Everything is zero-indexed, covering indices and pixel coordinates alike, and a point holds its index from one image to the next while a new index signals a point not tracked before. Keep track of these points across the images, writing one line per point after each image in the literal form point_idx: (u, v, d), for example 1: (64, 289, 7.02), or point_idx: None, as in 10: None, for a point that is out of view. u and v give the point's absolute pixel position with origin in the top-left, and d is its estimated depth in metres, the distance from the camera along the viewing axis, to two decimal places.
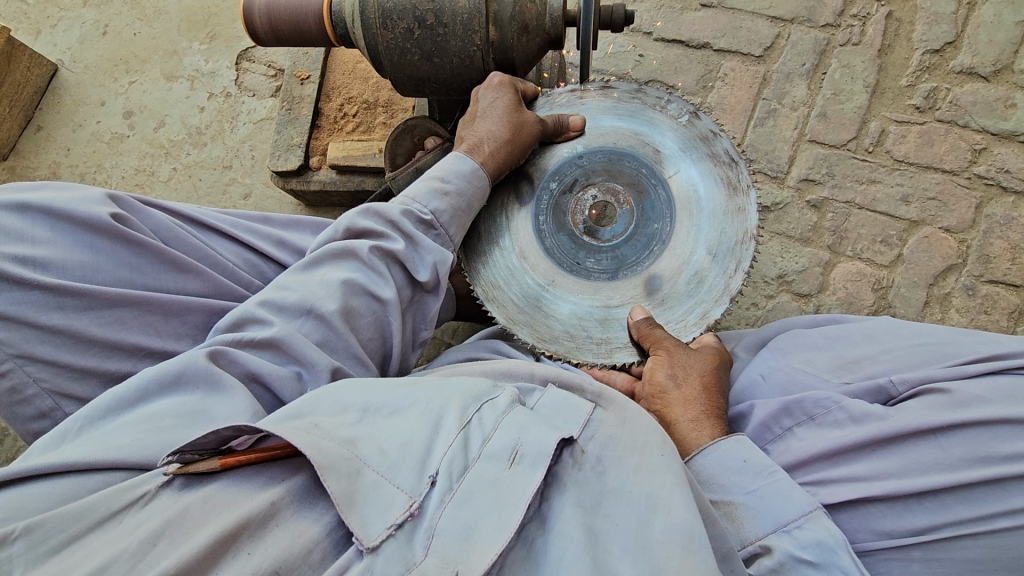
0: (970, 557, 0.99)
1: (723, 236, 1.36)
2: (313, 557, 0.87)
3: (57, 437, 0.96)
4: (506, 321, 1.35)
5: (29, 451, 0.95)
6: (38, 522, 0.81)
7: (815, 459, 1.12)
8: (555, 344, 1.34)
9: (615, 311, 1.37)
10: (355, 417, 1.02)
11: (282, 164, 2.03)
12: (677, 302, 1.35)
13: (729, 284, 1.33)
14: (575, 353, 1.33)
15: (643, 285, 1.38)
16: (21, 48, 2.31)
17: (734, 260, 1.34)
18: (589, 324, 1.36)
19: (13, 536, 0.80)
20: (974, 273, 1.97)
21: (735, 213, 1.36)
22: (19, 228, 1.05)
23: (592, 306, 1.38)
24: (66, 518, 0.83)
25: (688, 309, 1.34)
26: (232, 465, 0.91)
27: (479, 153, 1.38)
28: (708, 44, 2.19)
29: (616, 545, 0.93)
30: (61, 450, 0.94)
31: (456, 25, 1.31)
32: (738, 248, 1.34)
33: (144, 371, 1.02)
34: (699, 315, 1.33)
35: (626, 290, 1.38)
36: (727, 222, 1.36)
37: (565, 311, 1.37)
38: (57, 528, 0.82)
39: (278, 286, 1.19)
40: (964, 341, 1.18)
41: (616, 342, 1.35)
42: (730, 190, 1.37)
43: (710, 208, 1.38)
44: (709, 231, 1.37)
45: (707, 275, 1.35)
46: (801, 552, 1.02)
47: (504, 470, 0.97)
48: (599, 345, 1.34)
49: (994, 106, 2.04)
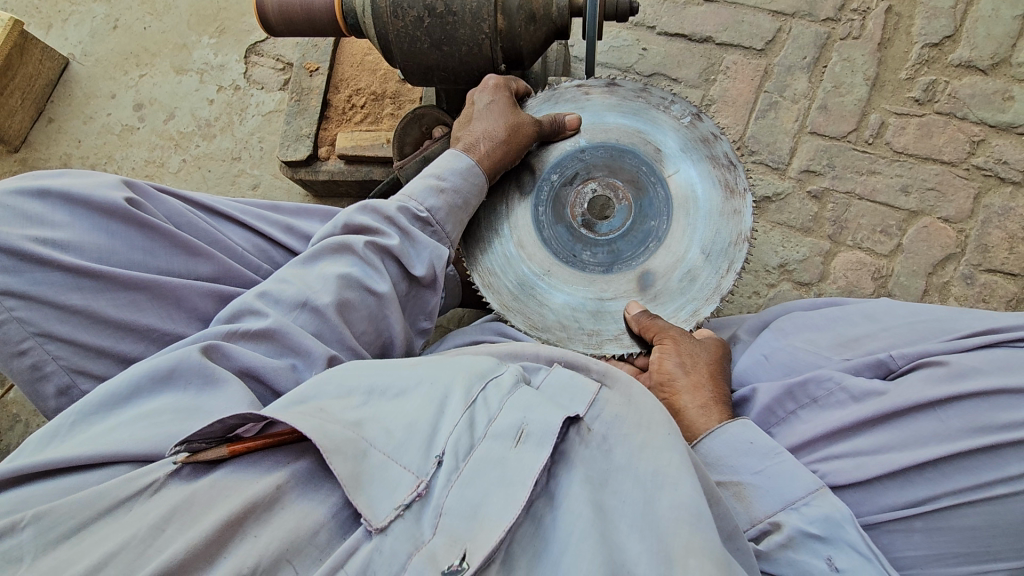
0: (968, 525, 1.00)
1: (718, 236, 1.38)
2: (319, 538, 0.89)
3: (53, 429, 0.97)
4: (500, 308, 1.39)
5: (21, 448, 0.96)
6: (45, 511, 0.84)
7: (818, 439, 1.14)
8: (546, 332, 1.37)
9: (607, 304, 1.40)
10: (360, 400, 1.04)
11: (291, 154, 2.06)
12: (669, 299, 1.38)
13: (720, 284, 1.36)
14: (566, 343, 1.36)
15: (637, 281, 1.41)
16: (33, 42, 2.34)
17: (727, 260, 1.37)
18: (581, 315, 1.39)
19: (21, 524, 0.83)
20: (972, 262, 2.00)
21: (731, 215, 1.38)
22: (39, 212, 1.07)
23: (585, 297, 1.41)
24: (73, 507, 0.85)
25: (679, 306, 1.37)
26: (240, 452, 0.93)
27: (475, 153, 1.40)
28: (711, 37, 2.22)
29: (622, 520, 0.96)
30: (57, 445, 0.95)
31: (465, 14, 1.34)
32: (731, 249, 1.37)
33: (136, 367, 1.03)
34: (690, 312, 1.36)
35: (619, 284, 1.41)
36: (723, 223, 1.39)
37: (559, 301, 1.40)
38: (64, 517, 0.84)
39: (277, 279, 1.21)
40: (961, 318, 1.20)
41: (606, 334, 1.37)
42: (727, 192, 1.39)
43: (707, 209, 1.40)
44: (705, 231, 1.39)
45: (700, 274, 1.38)
46: (808, 527, 1.04)
47: (510, 449, 0.99)
48: (589, 335, 1.38)
49: (992, 99, 2.07)
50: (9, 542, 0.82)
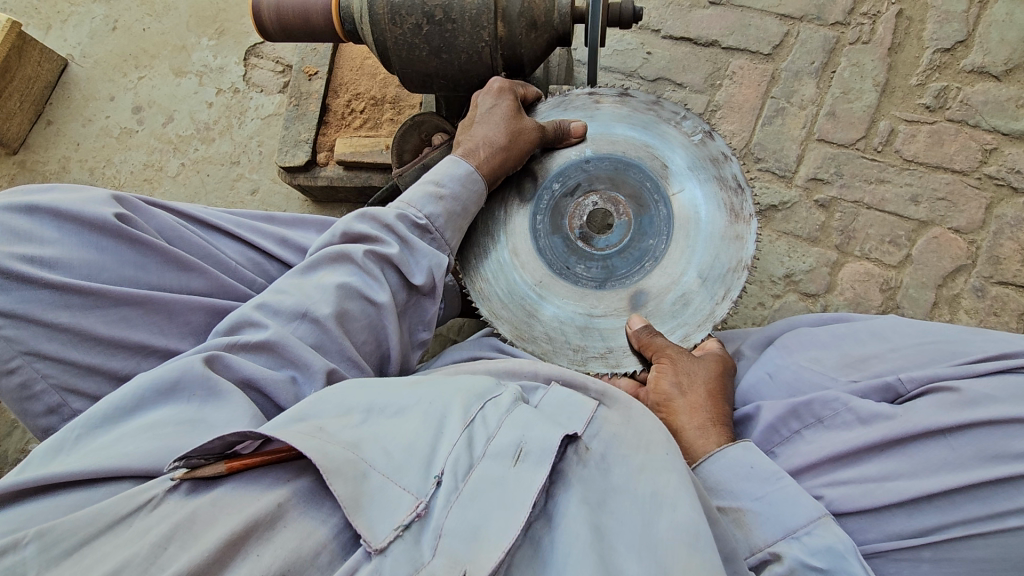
0: (978, 557, 0.98)
1: (717, 261, 1.35)
2: (321, 559, 0.86)
3: (55, 445, 0.94)
4: (488, 315, 1.37)
5: (26, 461, 0.93)
6: (49, 526, 0.80)
7: (822, 462, 1.12)
8: (532, 343, 1.35)
9: (596, 320, 1.37)
10: (360, 418, 1.01)
11: (290, 160, 2.04)
12: (659, 321, 1.35)
13: (714, 311, 1.33)
14: (550, 356, 1.34)
15: (629, 299, 1.38)
16: (32, 43, 2.33)
17: (724, 287, 1.34)
18: (569, 329, 1.37)
19: (25, 540, 0.79)
20: (983, 274, 1.96)
21: (733, 240, 1.35)
22: (26, 228, 1.05)
23: (575, 311, 1.38)
24: (77, 522, 0.82)
25: (670, 330, 1.34)
26: (239, 468, 0.90)
27: (475, 158, 1.37)
28: (717, 41, 2.18)
29: (622, 542, 0.92)
30: (58, 461, 0.92)
31: (465, 21, 1.31)
32: (729, 275, 1.34)
33: (140, 378, 1.01)
34: (680, 337, 1.33)
35: (611, 301, 1.39)
36: (724, 248, 1.35)
37: (548, 313, 1.38)
38: (68, 533, 0.81)
39: (275, 290, 1.18)
40: (972, 340, 1.17)
41: (592, 351, 1.35)
42: (731, 216, 1.36)
43: (708, 232, 1.37)
44: (704, 255, 1.36)
45: (694, 298, 1.35)
46: (810, 558, 1.01)
47: (509, 467, 0.97)
48: (575, 351, 1.35)
49: (1006, 106, 2.02)
50: (12, 558, 0.79)
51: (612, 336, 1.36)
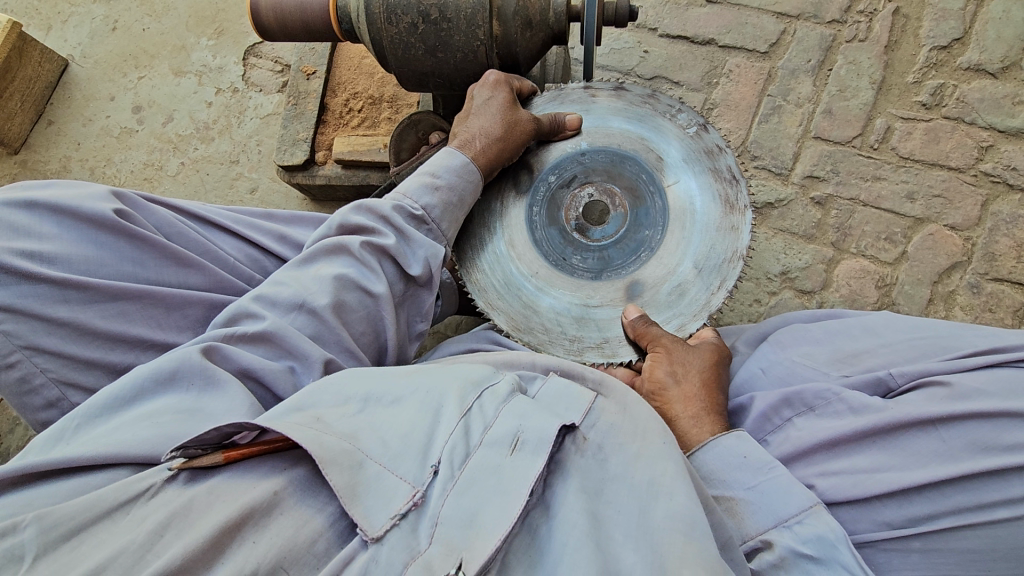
0: (967, 547, 0.99)
1: (712, 252, 1.36)
2: (317, 547, 0.87)
3: (56, 434, 0.95)
4: (485, 307, 1.38)
5: (29, 448, 0.94)
6: (48, 510, 0.81)
7: (815, 451, 1.12)
8: (528, 334, 1.36)
9: (593, 311, 1.38)
10: (357, 408, 1.02)
11: (288, 159, 2.05)
12: (655, 311, 1.36)
13: (709, 301, 1.33)
14: (546, 347, 1.34)
15: (625, 290, 1.39)
16: (32, 44, 2.34)
17: (719, 277, 1.34)
18: (565, 320, 1.37)
19: (24, 523, 0.80)
20: (978, 271, 1.96)
21: (728, 231, 1.35)
22: (25, 224, 1.06)
23: (571, 303, 1.39)
24: (77, 508, 0.82)
25: (665, 321, 1.35)
26: (236, 458, 0.91)
27: (472, 149, 1.38)
28: (714, 40, 2.19)
29: (618, 531, 0.93)
30: (59, 448, 0.93)
31: (460, 19, 1.32)
32: (725, 266, 1.34)
33: (139, 368, 1.02)
34: (676, 327, 1.34)
35: (607, 292, 1.39)
36: (719, 239, 1.36)
37: (544, 304, 1.39)
38: (66, 517, 0.81)
39: (272, 282, 1.19)
40: (965, 335, 1.18)
41: (588, 342, 1.36)
42: (727, 207, 1.37)
43: (703, 224, 1.37)
44: (700, 246, 1.37)
45: (689, 289, 1.36)
46: (802, 547, 1.02)
47: (505, 456, 0.97)
48: (571, 342, 1.35)
49: (1002, 103, 2.03)
50: (12, 541, 0.79)
51: (609, 328, 1.37)
